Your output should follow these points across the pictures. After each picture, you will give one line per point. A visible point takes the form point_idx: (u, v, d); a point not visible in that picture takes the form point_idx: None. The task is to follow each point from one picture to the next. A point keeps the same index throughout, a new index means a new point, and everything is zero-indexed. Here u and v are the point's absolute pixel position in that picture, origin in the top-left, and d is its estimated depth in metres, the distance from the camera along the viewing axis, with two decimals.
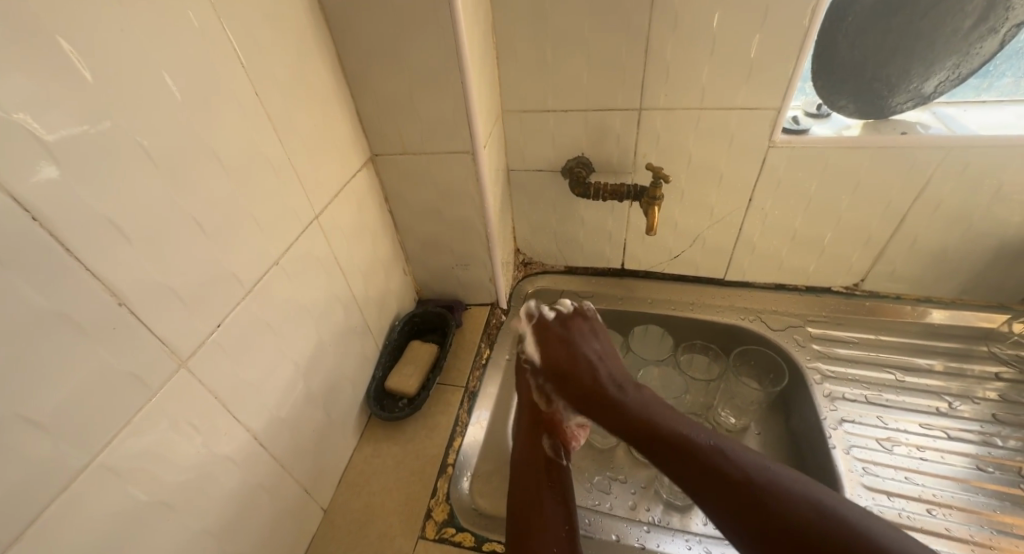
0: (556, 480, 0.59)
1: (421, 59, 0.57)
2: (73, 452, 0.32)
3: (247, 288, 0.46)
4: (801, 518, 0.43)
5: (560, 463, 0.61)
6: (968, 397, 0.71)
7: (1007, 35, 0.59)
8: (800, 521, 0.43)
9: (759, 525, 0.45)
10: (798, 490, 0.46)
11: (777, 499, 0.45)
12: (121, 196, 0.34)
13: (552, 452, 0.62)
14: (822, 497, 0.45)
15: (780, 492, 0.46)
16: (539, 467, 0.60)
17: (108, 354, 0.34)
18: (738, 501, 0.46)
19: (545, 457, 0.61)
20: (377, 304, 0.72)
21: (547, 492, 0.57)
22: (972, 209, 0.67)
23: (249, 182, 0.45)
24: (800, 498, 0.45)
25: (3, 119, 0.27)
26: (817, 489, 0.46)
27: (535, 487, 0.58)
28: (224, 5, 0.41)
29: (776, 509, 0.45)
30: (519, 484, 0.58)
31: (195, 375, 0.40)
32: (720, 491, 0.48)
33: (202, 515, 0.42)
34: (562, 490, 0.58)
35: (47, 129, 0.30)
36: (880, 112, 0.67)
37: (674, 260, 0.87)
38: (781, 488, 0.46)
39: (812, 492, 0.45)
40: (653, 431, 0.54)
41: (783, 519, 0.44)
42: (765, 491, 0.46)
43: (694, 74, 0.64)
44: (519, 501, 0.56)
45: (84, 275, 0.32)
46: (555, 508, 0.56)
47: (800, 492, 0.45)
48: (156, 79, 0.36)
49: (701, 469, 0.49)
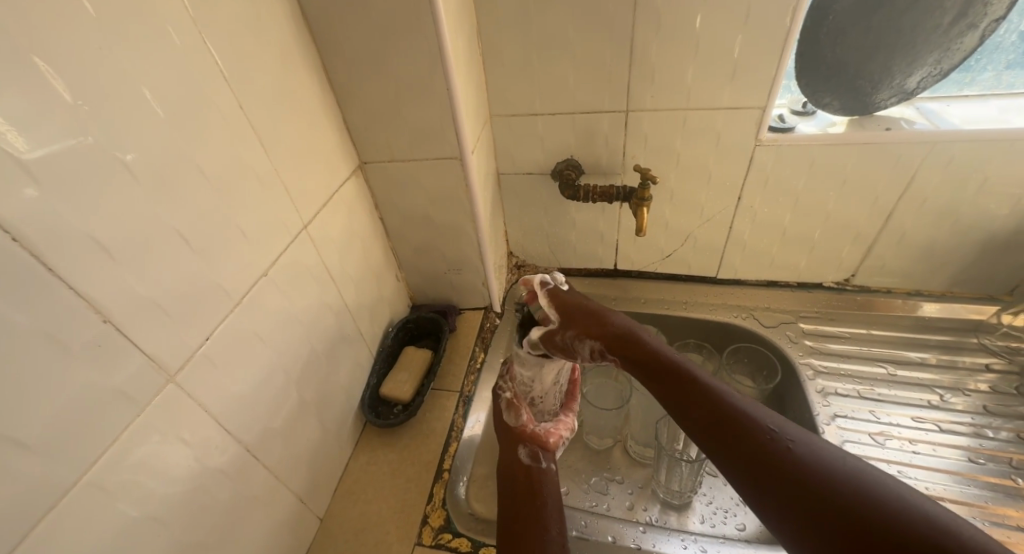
0: (537, 487, 0.58)
1: (406, 67, 0.57)
2: (62, 471, 0.32)
3: (236, 298, 0.46)
4: (830, 483, 0.40)
5: (540, 469, 0.60)
6: (959, 389, 0.72)
7: (987, 29, 0.60)
8: (819, 482, 0.41)
9: (776, 488, 0.43)
10: (834, 460, 0.42)
11: (805, 463, 0.43)
12: (104, 214, 0.34)
13: (529, 460, 0.61)
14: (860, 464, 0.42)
15: (810, 457, 0.43)
16: (519, 477, 0.59)
17: (95, 372, 0.34)
18: (764, 464, 0.44)
19: (522, 466, 0.60)
20: (370, 312, 0.72)
21: (526, 498, 0.57)
22: (959, 203, 0.68)
23: (235, 195, 0.45)
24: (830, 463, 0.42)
25: None
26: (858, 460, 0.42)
27: (514, 498, 0.57)
28: (206, 20, 0.41)
29: (806, 474, 0.42)
30: (505, 497, 0.58)
31: (185, 389, 0.40)
32: (743, 452, 0.46)
33: (196, 529, 0.42)
34: (544, 495, 0.57)
35: (27, 141, 0.30)
36: (865, 109, 0.67)
37: (666, 260, 0.87)
38: (803, 453, 0.43)
39: (843, 463, 0.42)
40: (677, 384, 0.53)
41: (805, 484, 0.41)
42: (796, 457, 0.43)
43: (679, 75, 0.64)
44: (505, 510, 0.56)
45: (70, 295, 0.32)
46: (542, 514, 0.55)
47: (830, 457, 0.43)
48: (138, 96, 0.36)
49: (724, 427, 0.48)
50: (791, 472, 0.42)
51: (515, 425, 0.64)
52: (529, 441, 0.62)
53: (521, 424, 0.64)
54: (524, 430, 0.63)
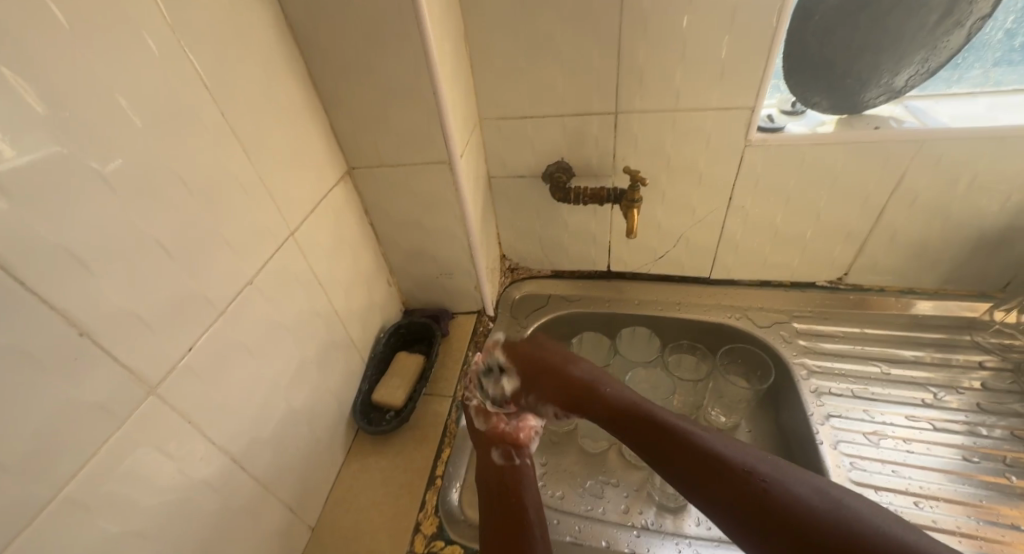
0: (514, 485, 0.57)
1: (392, 72, 0.57)
2: (37, 489, 0.32)
3: (219, 308, 0.45)
4: (801, 503, 0.42)
5: (515, 466, 0.58)
6: (953, 387, 0.72)
7: (973, 27, 0.60)
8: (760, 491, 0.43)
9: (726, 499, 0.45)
10: (766, 471, 0.45)
11: (773, 486, 0.43)
12: (77, 226, 0.33)
13: (503, 460, 0.59)
14: (785, 477, 0.44)
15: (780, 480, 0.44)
16: (496, 479, 0.58)
17: (70, 387, 0.33)
18: (707, 480, 0.46)
19: (495, 468, 0.59)
20: (360, 318, 0.72)
21: (506, 498, 0.55)
22: (949, 200, 0.68)
23: (216, 202, 0.45)
24: (802, 484, 0.43)
25: None
26: (824, 483, 0.44)
27: (492, 498, 0.56)
28: (185, 28, 0.40)
29: (740, 483, 0.44)
30: (484, 501, 0.56)
31: (166, 401, 0.40)
32: (693, 472, 0.47)
33: (180, 541, 0.42)
34: (521, 494, 0.56)
35: (16, 147, 0.30)
36: (854, 108, 0.67)
37: (659, 261, 0.87)
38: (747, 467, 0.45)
39: (776, 474, 0.45)
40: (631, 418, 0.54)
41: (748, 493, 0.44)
42: (765, 478, 0.44)
43: (668, 76, 0.64)
44: (486, 511, 0.55)
45: (44, 309, 0.32)
46: (521, 512, 0.54)
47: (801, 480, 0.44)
48: (113, 104, 0.35)
49: (673, 452, 0.49)
50: (765, 494, 0.43)
51: (486, 429, 0.62)
52: (501, 441, 0.60)
53: (491, 426, 0.62)
54: (494, 431, 0.61)
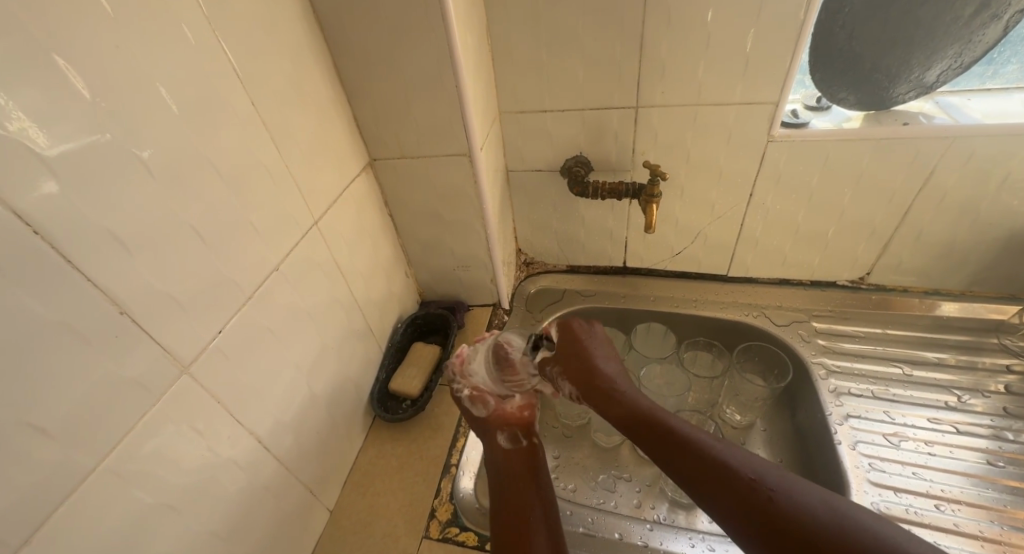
0: (520, 469, 0.58)
1: (416, 64, 0.57)
2: (80, 457, 0.33)
3: (246, 293, 0.47)
4: (809, 517, 0.38)
5: (522, 449, 0.60)
6: (978, 391, 0.70)
7: (1010, 20, 0.58)
8: (797, 508, 0.39)
9: (764, 517, 0.39)
10: (802, 486, 0.41)
11: (783, 501, 0.39)
12: (119, 209, 0.35)
13: (510, 443, 0.60)
14: (832, 496, 0.40)
15: (790, 491, 0.40)
16: (504, 461, 0.59)
17: (110, 361, 0.35)
18: (743, 498, 0.41)
19: (501, 451, 0.60)
20: (379, 307, 0.73)
21: (511, 483, 0.57)
22: (979, 199, 0.66)
23: (245, 190, 0.46)
24: (816, 500, 0.39)
25: (19, 130, 0.29)
26: (837, 499, 0.39)
27: (501, 482, 0.57)
28: (218, 20, 0.42)
29: (780, 501, 0.40)
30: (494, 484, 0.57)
31: (197, 380, 0.41)
32: (726, 488, 0.42)
33: (207, 516, 0.43)
34: (528, 479, 0.57)
35: (58, 135, 0.31)
36: (882, 103, 0.66)
37: (676, 258, 0.86)
38: (788, 485, 0.41)
39: (817, 493, 0.40)
40: (657, 427, 0.49)
41: (787, 512, 0.39)
42: (789, 500, 0.39)
43: (690, 70, 0.64)
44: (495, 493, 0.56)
45: (88, 287, 0.33)
46: (526, 496, 0.55)
47: (814, 493, 0.40)
48: (153, 93, 0.37)
49: (704, 468, 0.44)
50: (775, 510, 0.39)
51: (486, 414, 0.63)
52: (506, 424, 0.62)
53: (493, 410, 0.63)
54: (497, 415, 0.62)
